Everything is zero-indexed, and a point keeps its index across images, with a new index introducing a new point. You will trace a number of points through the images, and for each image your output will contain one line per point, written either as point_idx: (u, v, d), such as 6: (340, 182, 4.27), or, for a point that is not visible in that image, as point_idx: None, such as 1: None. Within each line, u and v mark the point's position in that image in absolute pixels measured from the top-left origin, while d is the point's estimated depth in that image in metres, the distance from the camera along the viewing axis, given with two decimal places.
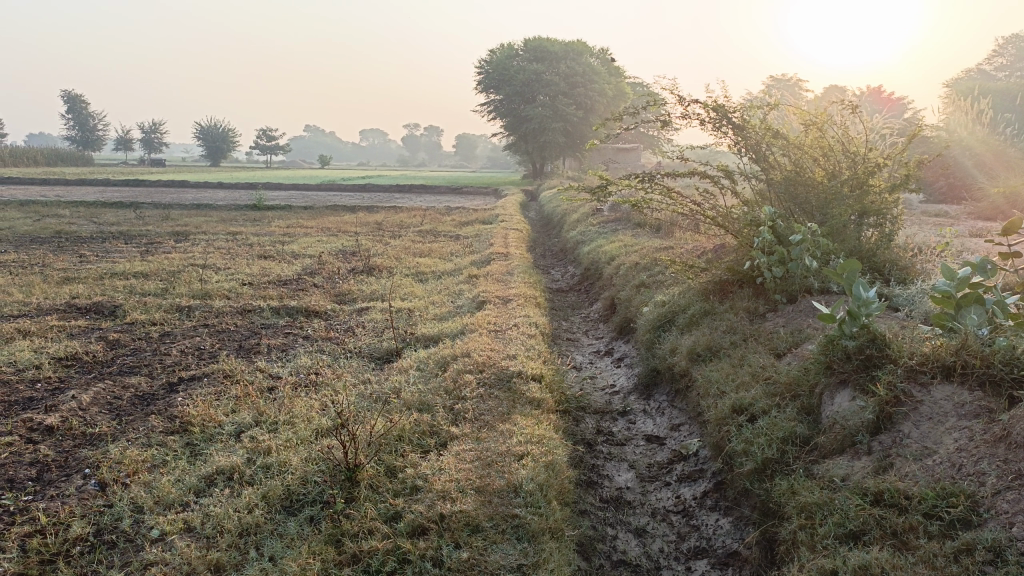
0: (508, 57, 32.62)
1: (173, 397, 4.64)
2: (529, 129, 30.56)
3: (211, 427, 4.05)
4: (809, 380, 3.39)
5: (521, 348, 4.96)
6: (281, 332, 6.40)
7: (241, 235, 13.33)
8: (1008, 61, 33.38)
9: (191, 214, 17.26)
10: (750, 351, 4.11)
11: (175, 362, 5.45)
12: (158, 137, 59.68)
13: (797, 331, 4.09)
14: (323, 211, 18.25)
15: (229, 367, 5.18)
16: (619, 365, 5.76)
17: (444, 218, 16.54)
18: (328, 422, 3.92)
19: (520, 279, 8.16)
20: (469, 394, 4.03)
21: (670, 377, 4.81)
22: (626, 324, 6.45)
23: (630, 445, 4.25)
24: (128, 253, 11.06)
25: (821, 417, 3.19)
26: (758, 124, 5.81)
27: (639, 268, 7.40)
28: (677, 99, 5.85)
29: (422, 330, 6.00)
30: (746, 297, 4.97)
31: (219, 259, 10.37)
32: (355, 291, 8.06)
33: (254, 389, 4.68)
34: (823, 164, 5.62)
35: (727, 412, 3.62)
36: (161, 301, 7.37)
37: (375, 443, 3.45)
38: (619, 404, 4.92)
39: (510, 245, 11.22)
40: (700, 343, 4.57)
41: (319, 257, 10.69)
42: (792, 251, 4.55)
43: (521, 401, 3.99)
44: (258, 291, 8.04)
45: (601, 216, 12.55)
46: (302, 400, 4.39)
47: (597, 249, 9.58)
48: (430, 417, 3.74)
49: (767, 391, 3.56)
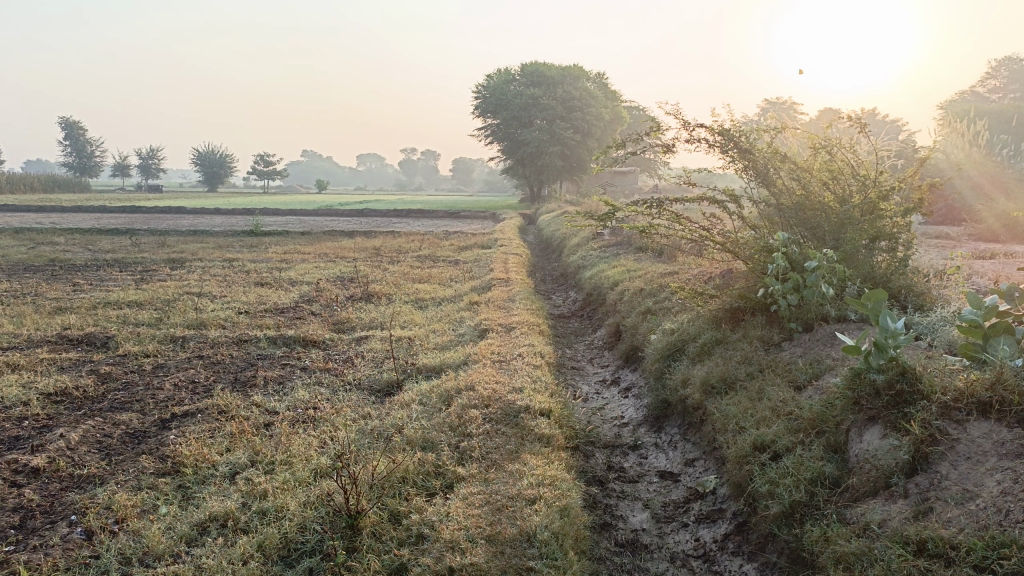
0: (505, 81, 32.71)
1: (166, 435, 4.46)
2: (527, 153, 30.56)
3: (205, 467, 3.87)
4: (834, 416, 3.22)
5: (527, 380, 4.78)
6: (278, 362, 6.23)
7: (238, 262, 13.18)
8: (1001, 83, 33.57)
9: (187, 241, 17.12)
10: (768, 383, 3.95)
11: (168, 396, 5.27)
12: (155, 163, 59.74)
13: (816, 362, 3.93)
14: (321, 236, 18.12)
15: (224, 402, 5.00)
16: (627, 395, 5.58)
17: (442, 243, 16.41)
18: (327, 462, 3.74)
19: (522, 305, 8.00)
20: (475, 430, 3.85)
21: (682, 409, 4.63)
22: (632, 352, 6.28)
23: (644, 482, 4.07)
24: (122, 281, 10.90)
25: (851, 456, 3.02)
26: (765, 148, 5.69)
27: (644, 294, 7.24)
28: (682, 123, 5.74)
29: (424, 360, 5.83)
30: (759, 326, 4.81)
31: (215, 287, 10.21)
32: (354, 320, 7.89)
33: (250, 425, 4.50)
34: (832, 188, 5.49)
35: (747, 449, 3.45)
36: (155, 331, 7.20)
37: (378, 486, 3.26)
38: (629, 437, 4.74)
39: (511, 270, 11.07)
40: (714, 374, 4.40)
41: (317, 284, 10.53)
42: (807, 278, 4.42)
43: (529, 439, 3.81)
44: (254, 320, 7.88)
45: (601, 240, 12.43)
46: (301, 437, 4.20)
47: (599, 274, 9.43)
48: (435, 456, 3.56)
49: (790, 427, 3.39)
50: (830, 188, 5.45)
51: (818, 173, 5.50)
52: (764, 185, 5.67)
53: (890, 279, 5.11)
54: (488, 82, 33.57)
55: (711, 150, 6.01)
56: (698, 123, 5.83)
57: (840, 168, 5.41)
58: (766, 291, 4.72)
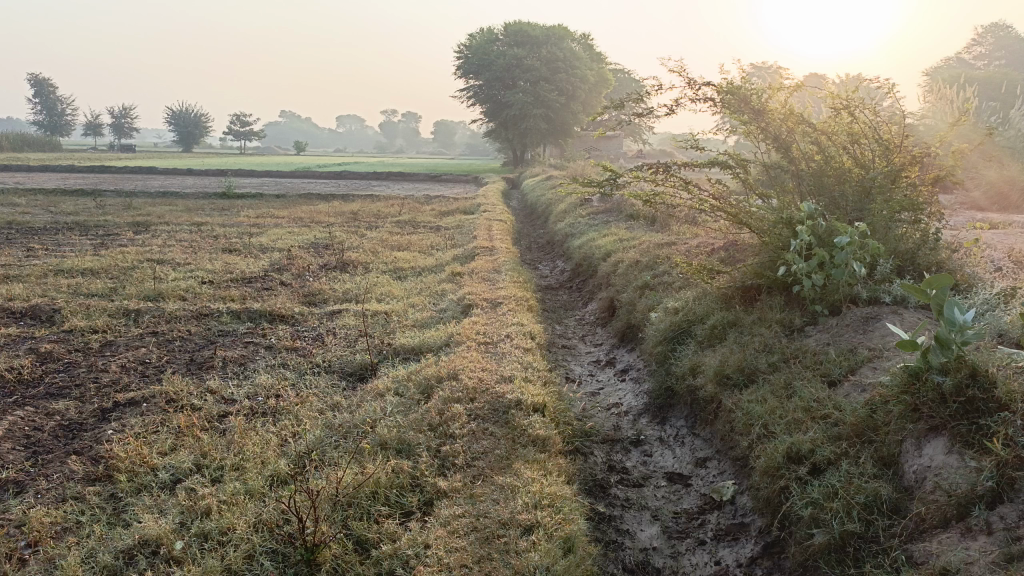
0: (488, 41, 31.66)
1: (103, 430, 3.88)
2: (510, 115, 29.71)
3: (143, 474, 3.31)
4: (887, 424, 2.72)
5: (517, 367, 4.25)
6: (240, 340, 5.64)
7: (207, 226, 12.48)
8: (986, 51, 32.89)
9: (155, 203, 16.32)
10: (797, 377, 3.44)
11: (112, 381, 4.68)
12: (128, 122, 58.16)
13: (852, 354, 3.42)
14: (295, 200, 17.34)
15: (175, 389, 4.42)
16: (624, 379, 5.06)
17: (422, 207, 15.74)
18: (286, 467, 3.21)
19: (509, 277, 7.45)
20: (458, 431, 3.31)
21: (691, 400, 4.13)
22: (629, 331, 5.76)
23: (649, 486, 3.56)
24: (80, 247, 10.17)
25: (911, 477, 2.53)
26: (779, 109, 5.09)
27: (640, 266, 6.71)
28: (688, 82, 5.11)
29: (401, 340, 5.27)
30: (777, 307, 4.29)
31: (180, 253, 9.54)
32: (327, 291, 7.30)
33: (201, 418, 3.95)
34: (854, 152, 4.92)
35: (780, 460, 2.94)
36: (108, 304, 6.56)
37: (343, 504, 2.73)
38: (629, 429, 4.23)
39: (495, 237, 10.50)
40: (730, 364, 3.89)
41: (289, 251, 9.89)
42: (836, 256, 3.88)
43: (521, 442, 3.28)
44: (219, 291, 7.26)
45: (589, 207, 11.86)
46: (256, 434, 3.65)
47: (589, 243, 8.89)
48: (410, 464, 3.02)
49: (830, 434, 2.89)
50: (852, 153, 4.88)
51: (838, 136, 4.93)
52: (778, 149, 5.09)
53: (917, 255, 4.59)
54: (471, 42, 32.50)
55: (720, 110, 5.41)
56: (705, 82, 5.22)
57: (865, 130, 4.83)
58: (787, 269, 4.19)
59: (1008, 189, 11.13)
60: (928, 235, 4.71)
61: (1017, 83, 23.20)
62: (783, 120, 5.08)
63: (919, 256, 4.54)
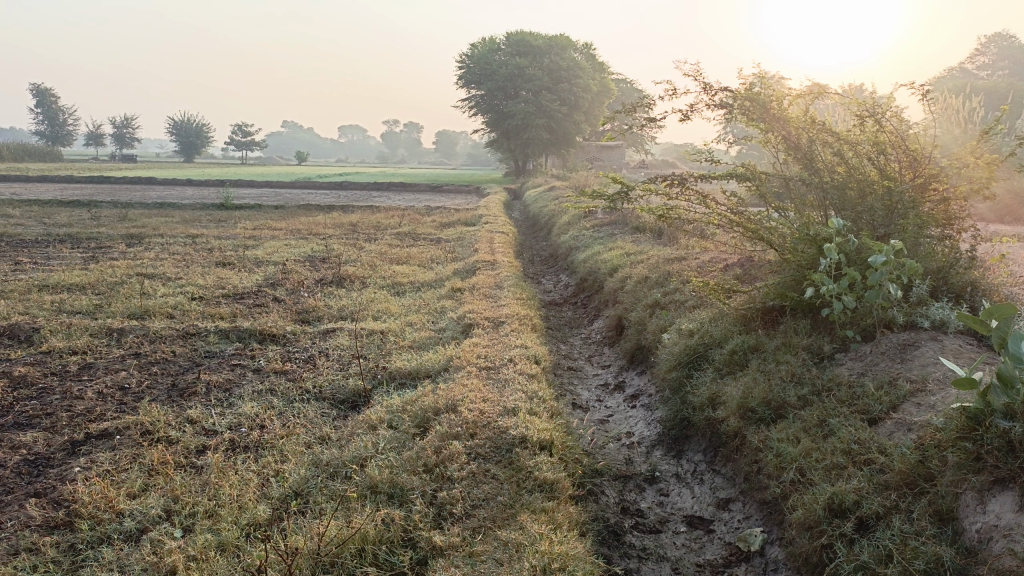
0: (490, 51, 31.43)
1: (70, 466, 3.55)
2: (512, 125, 29.46)
3: (107, 522, 2.97)
4: (943, 475, 2.39)
5: (521, 396, 3.93)
6: (227, 363, 5.31)
7: (202, 238, 12.18)
8: (989, 60, 32.55)
9: (151, 214, 16.01)
10: (831, 413, 3.12)
11: (87, 410, 4.36)
12: (129, 132, 58.08)
13: (891, 388, 3.10)
14: (294, 211, 17.05)
15: (153, 419, 4.10)
16: (634, 405, 4.73)
17: (422, 219, 15.44)
18: (264, 515, 2.89)
19: (512, 293, 7.14)
20: (457, 474, 2.99)
21: (710, 433, 3.81)
22: (639, 353, 5.43)
23: (667, 532, 3.22)
24: (70, 260, 9.87)
25: (974, 537, 2.20)
26: (801, 117, 4.73)
27: (649, 283, 6.39)
28: (704, 87, 4.79)
29: (396, 363, 4.95)
30: (803, 331, 3.96)
31: (171, 267, 9.23)
32: (321, 308, 6.99)
33: (176, 453, 3.63)
34: (878, 164, 4.57)
35: (820, 513, 2.60)
36: (90, 323, 6.24)
37: (325, 565, 2.40)
38: (642, 463, 3.90)
39: (497, 250, 10.19)
40: (755, 396, 3.56)
41: (284, 265, 9.58)
42: (869, 277, 3.55)
43: (526, 487, 2.96)
44: (208, 308, 6.95)
45: (593, 219, 11.56)
46: (235, 473, 3.33)
47: (594, 256, 8.57)
48: (403, 514, 2.70)
49: (876, 482, 2.56)
50: (876, 164, 4.52)
51: (862, 145, 4.57)
52: (796, 160, 4.76)
53: (948, 273, 4.25)
54: (473, 51, 32.29)
55: (736, 117, 5.09)
56: (721, 88, 4.90)
57: (892, 139, 4.46)
58: (814, 291, 3.87)
59: (1018, 200, 10.81)
60: (959, 252, 4.38)
61: (1023, 93, 22.87)
62: (806, 129, 4.71)
63: (951, 275, 4.22)
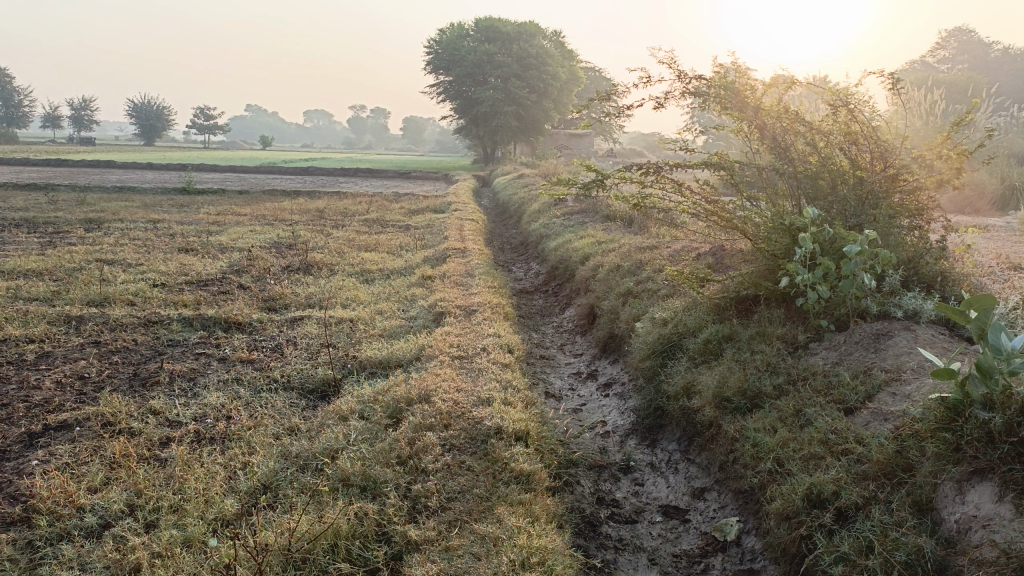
0: (459, 36, 31.14)
1: (26, 458, 3.41)
2: (480, 112, 29.27)
3: (67, 517, 2.85)
4: (922, 465, 2.39)
5: (495, 387, 3.87)
6: (191, 352, 5.17)
7: (164, 224, 11.90)
8: (950, 54, 33.07)
9: (110, 199, 15.61)
10: (807, 403, 3.11)
11: (44, 400, 4.20)
12: (87, 114, 56.66)
13: (866, 378, 3.10)
14: (259, 197, 16.76)
15: (114, 410, 3.96)
16: (607, 394, 4.71)
17: (391, 205, 15.27)
18: (232, 509, 2.80)
19: (483, 281, 7.07)
20: (431, 466, 2.92)
21: (685, 422, 3.79)
22: (611, 342, 5.41)
23: (642, 522, 3.19)
24: (25, 245, 9.56)
25: (953, 528, 2.20)
26: (775, 106, 4.70)
27: (621, 271, 6.36)
28: (678, 75, 4.75)
29: (367, 352, 4.86)
30: (777, 321, 3.96)
31: (132, 253, 9.00)
32: (288, 296, 6.86)
33: (139, 445, 3.51)
34: (850, 153, 4.56)
35: (799, 504, 2.59)
36: (48, 310, 6.04)
37: (296, 562, 2.32)
38: (616, 453, 3.87)
39: (467, 238, 10.10)
40: (730, 385, 3.54)
41: (249, 251, 9.39)
42: (844, 267, 3.54)
43: (502, 479, 2.91)
44: (171, 295, 6.77)
45: (564, 207, 11.51)
46: (201, 466, 3.22)
47: (565, 244, 8.53)
48: (377, 508, 2.63)
49: (854, 473, 2.56)
50: (848, 154, 4.51)
51: (833, 135, 4.56)
52: (769, 149, 4.74)
53: (919, 264, 4.27)
54: (441, 37, 31.97)
55: (710, 106, 5.06)
56: (695, 76, 4.86)
57: (863, 130, 4.46)
58: (789, 280, 3.87)
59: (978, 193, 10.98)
60: (929, 242, 4.40)
61: (982, 87, 23.32)
62: (780, 119, 4.65)
63: (922, 265, 4.24)
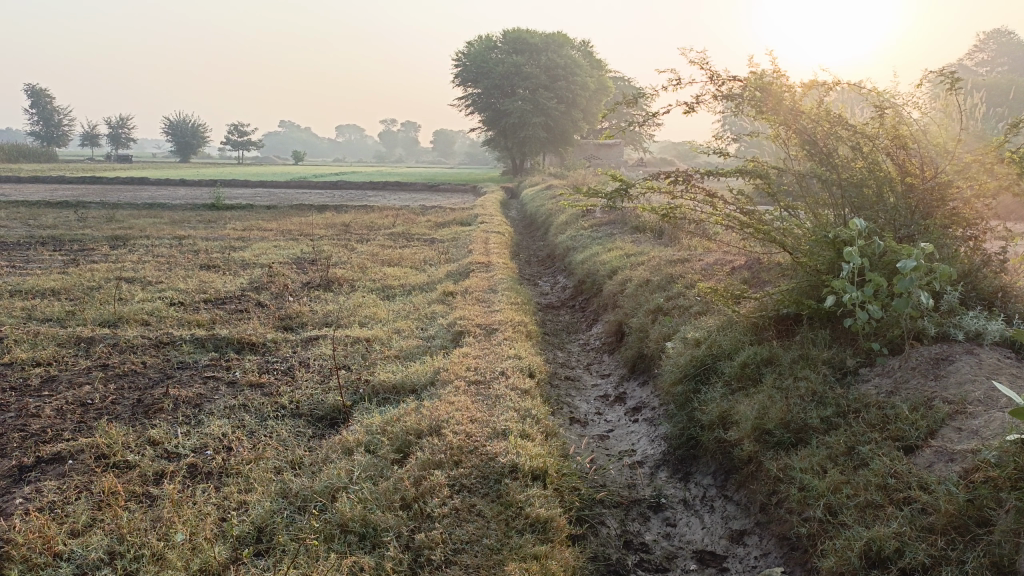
0: (487, 48, 31.03)
1: (11, 495, 3.18)
2: (508, 124, 29.10)
3: (42, 567, 2.60)
4: (1000, 522, 2.06)
5: (513, 416, 3.58)
6: (199, 375, 4.95)
7: (188, 240, 11.81)
8: (990, 57, 32.09)
9: (139, 215, 15.63)
10: (860, 439, 2.78)
11: (41, 430, 3.98)
12: (124, 132, 57.76)
13: (927, 410, 2.76)
14: (286, 211, 16.68)
15: (111, 441, 3.74)
16: (636, 419, 4.38)
17: (417, 218, 15.09)
18: (218, 559, 2.54)
19: (507, 297, 6.79)
20: (437, 512, 2.64)
21: (721, 455, 3.46)
22: (641, 362, 5.08)
23: (675, 570, 2.86)
24: (48, 263, 9.48)
25: None
26: (815, 108, 4.34)
27: (650, 286, 6.03)
28: (710, 76, 4.44)
29: (380, 376, 4.60)
30: (822, 343, 3.62)
31: (153, 270, 8.87)
32: (305, 313, 6.64)
33: (131, 481, 3.27)
34: (897, 158, 4.18)
35: (856, 560, 2.26)
36: (58, 331, 5.87)
37: None
38: (645, 487, 3.55)
39: (492, 251, 9.84)
40: (772, 416, 3.21)
41: (271, 267, 9.22)
42: (896, 284, 3.19)
43: (516, 527, 2.63)
44: (186, 314, 6.59)
45: (592, 218, 11.21)
46: (192, 507, 2.97)
47: (592, 257, 8.23)
48: (374, 562, 2.36)
49: (919, 525, 2.22)
50: (894, 159, 4.14)
51: (879, 139, 4.19)
52: (808, 154, 4.39)
53: (977, 278, 3.89)
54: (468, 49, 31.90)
55: (743, 109, 4.72)
56: (728, 76, 4.53)
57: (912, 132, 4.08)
58: (834, 298, 3.53)
59: None
60: (987, 254, 4.01)
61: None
62: (820, 123, 4.30)
63: (980, 280, 3.86)
